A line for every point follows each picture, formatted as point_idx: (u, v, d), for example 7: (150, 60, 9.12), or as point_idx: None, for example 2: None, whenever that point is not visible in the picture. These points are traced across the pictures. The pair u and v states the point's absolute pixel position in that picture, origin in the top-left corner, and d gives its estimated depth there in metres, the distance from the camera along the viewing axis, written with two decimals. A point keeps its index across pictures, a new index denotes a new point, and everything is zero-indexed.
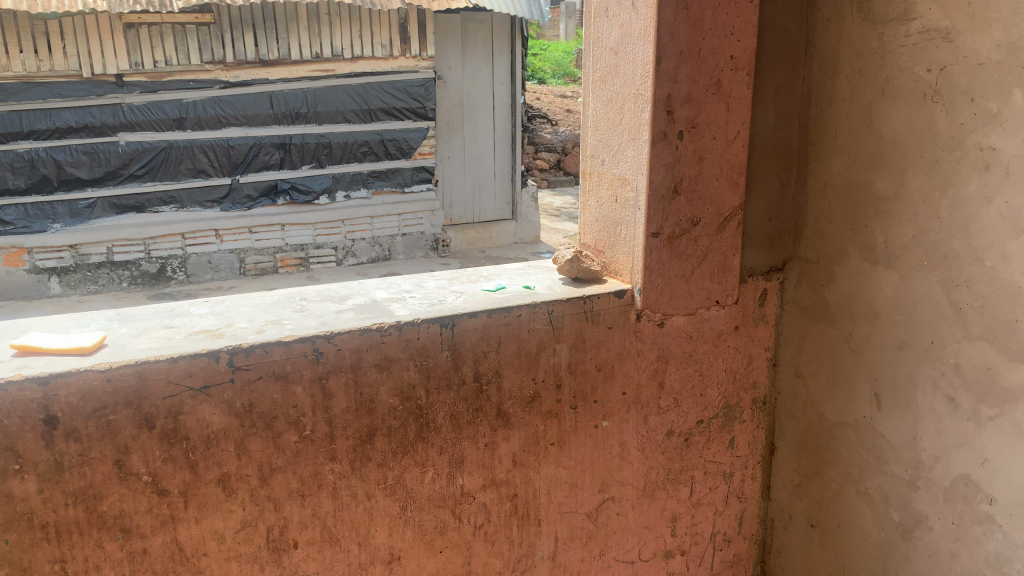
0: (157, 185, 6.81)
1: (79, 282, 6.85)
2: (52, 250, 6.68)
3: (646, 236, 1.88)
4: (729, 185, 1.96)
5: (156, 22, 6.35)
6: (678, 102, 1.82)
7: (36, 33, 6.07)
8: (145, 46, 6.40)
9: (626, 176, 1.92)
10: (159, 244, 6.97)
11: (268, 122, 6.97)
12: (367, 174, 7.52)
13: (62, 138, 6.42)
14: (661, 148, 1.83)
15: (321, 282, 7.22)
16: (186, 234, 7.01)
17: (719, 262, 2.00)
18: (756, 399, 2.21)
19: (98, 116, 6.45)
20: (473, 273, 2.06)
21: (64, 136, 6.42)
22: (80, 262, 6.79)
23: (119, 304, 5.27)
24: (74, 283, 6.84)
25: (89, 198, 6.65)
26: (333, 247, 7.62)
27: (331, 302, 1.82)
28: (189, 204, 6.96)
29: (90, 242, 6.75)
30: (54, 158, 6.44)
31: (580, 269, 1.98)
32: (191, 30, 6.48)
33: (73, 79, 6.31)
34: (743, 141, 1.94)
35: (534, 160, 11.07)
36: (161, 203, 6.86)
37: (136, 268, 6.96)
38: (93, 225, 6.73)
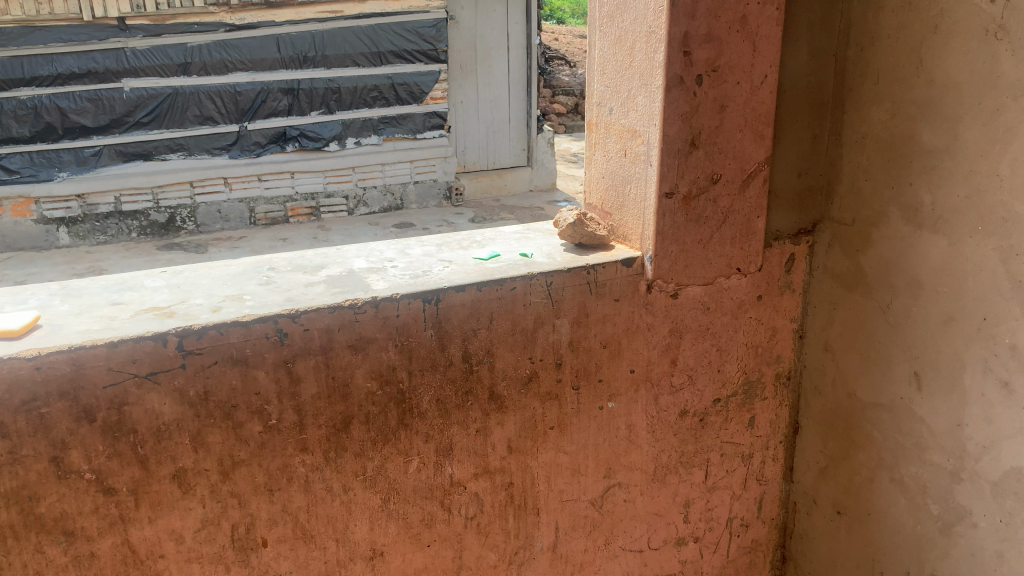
0: (164, 133, 6.59)
1: (89, 232, 6.70)
2: (60, 200, 6.52)
3: (659, 196, 1.66)
4: (754, 138, 1.72)
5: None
6: (696, 41, 1.58)
7: None
8: None
9: (636, 127, 1.68)
10: (167, 193, 6.79)
11: (276, 67, 6.70)
12: (377, 120, 7.24)
13: (66, 84, 6.20)
14: (677, 95, 1.60)
15: (331, 231, 7.02)
16: (194, 183, 6.82)
17: (742, 225, 1.77)
18: (779, 374, 2.00)
19: (101, 62, 6.21)
20: (465, 238, 1.85)
21: (67, 82, 6.20)
22: (88, 212, 6.63)
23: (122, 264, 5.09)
24: (84, 233, 6.70)
25: (95, 146, 6.44)
26: (343, 196, 7.42)
27: (301, 273, 1.63)
28: (196, 153, 6.74)
29: (98, 192, 6.58)
30: (58, 106, 6.23)
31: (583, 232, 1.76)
32: None
33: (74, 23, 6.07)
34: (771, 87, 1.70)
35: (551, 104, 10.71)
36: (169, 150, 6.65)
37: (145, 218, 6.81)
38: (100, 174, 6.52)
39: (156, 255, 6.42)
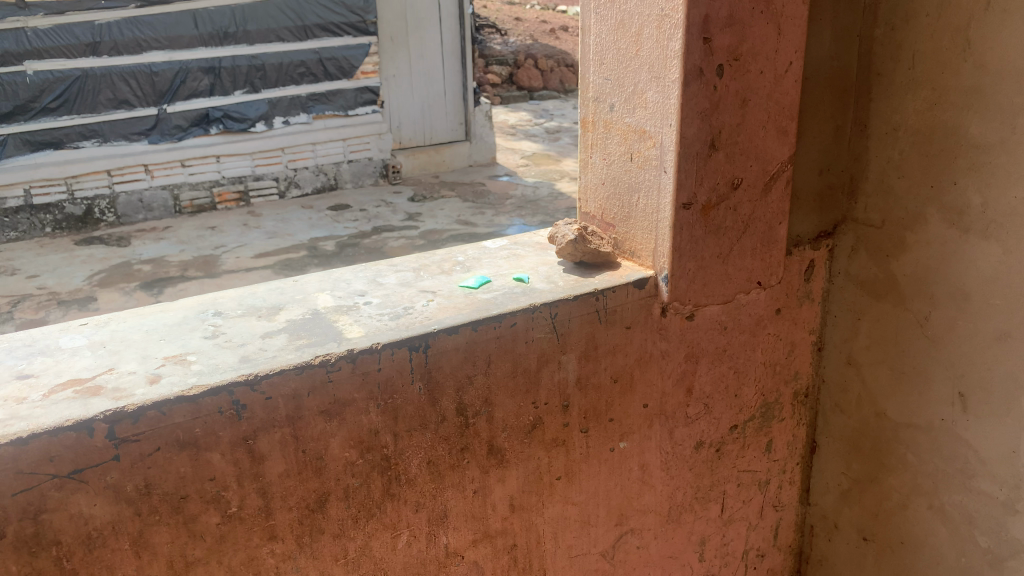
0: (75, 118, 6.04)
1: None
2: None
3: (676, 208, 1.42)
4: (777, 134, 1.50)
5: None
6: (717, 25, 1.34)
7: None
8: None
9: (645, 127, 1.44)
10: (82, 183, 6.22)
11: (193, 44, 6.22)
12: (304, 98, 6.82)
13: None
14: (695, 90, 1.36)
15: (262, 217, 6.56)
16: (112, 171, 6.27)
17: (763, 234, 1.55)
18: (798, 393, 1.80)
19: None
20: (444, 259, 1.60)
21: None
22: None
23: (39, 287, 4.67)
24: None
25: None
26: (274, 178, 6.92)
27: (255, 319, 1.34)
28: (112, 140, 6.22)
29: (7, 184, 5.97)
30: None
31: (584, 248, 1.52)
32: None
33: None
34: (796, 76, 1.47)
35: (485, 74, 9.80)
36: (81, 137, 6.09)
37: (59, 211, 6.21)
38: (6, 166, 5.92)
39: (75, 251, 5.90)
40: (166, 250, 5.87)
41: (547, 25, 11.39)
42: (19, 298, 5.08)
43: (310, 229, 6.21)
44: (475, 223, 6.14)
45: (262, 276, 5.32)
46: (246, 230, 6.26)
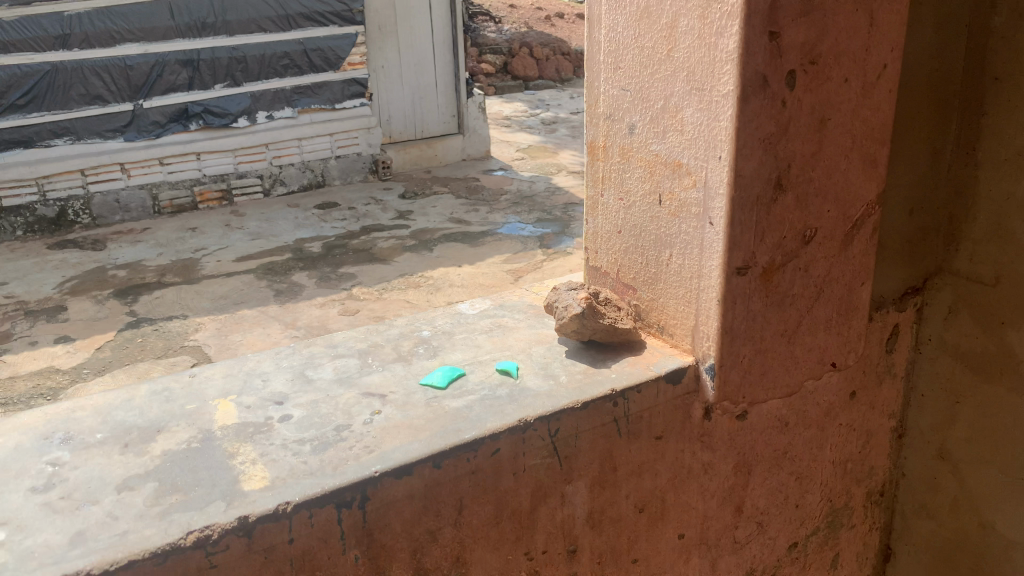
0: (43, 116, 4.64)
1: None
2: None
3: (727, 274, 1.00)
4: (864, 166, 1.07)
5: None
6: (788, 12, 0.92)
7: None
8: None
9: (681, 160, 1.02)
10: (55, 183, 4.79)
11: (170, 35, 4.85)
12: (290, 91, 5.35)
13: None
14: (757, 107, 0.94)
15: (246, 219, 5.05)
16: (86, 169, 4.84)
17: (841, 299, 1.13)
18: (871, 492, 1.38)
19: None
20: (403, 335, 1.18)
21: None
22: None
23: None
24: None
25: None
26: (258, 176, 5.39)
27: (117, 456, 0.91)
28: (88, 139, 4.81)
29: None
30: None
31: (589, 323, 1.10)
32: None
33: None
34: (892, 84, 1.05)
35: (476, 63, 8.63)
36: (53, 136, 4.70)
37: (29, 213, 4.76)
38: None
39: (48, 255, 4.56)
40: (140, 254, 4.55)
41: (541, 13, 10.53)
42: None
43: (295, 229, 4.89)
44: (469, 221, 5.00)
45: (245, 283, 4.13)
46: (228, 231, 4.87)
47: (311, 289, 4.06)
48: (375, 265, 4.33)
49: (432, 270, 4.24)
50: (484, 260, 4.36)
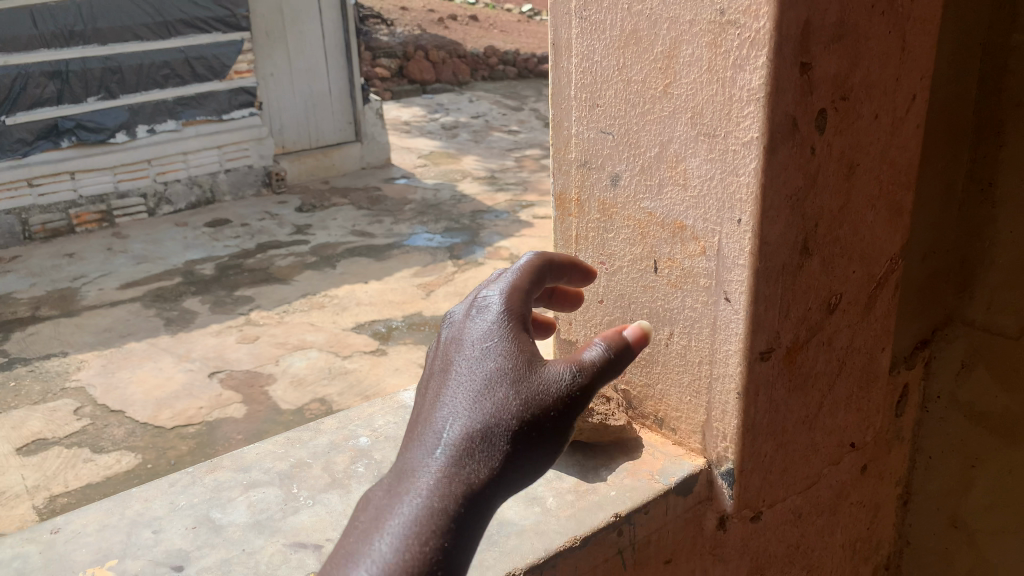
0: None
1: None
2: None
3: (750, 361, 0.80)
4: (889, 216, 0.90)
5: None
6: (821, 38, 0.73)
7: None
8: None
9: (684, 221, 0.82)
10: None
11: (33, 46, 4.22)
12: (173, 103, 4.81)
13: None
14: (786, 156, 0.74)
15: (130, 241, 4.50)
16: None
17: (862, 370, 0.96)
18: (877, 568, 1.23)
19: None
20: (338, 442, 0.94)
21: None
22: None
23: None
24: None
25: None
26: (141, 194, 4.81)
27: None
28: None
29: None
30: None
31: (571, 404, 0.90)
32: None
33: None
34: (919, 117, 0.88)
35: (370, 68, 8.15)
36: None
37: None
38: None
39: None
40: (10, 286, 3.92)
41: (434, 15, 9.97)
42: None
43: (186, 250, 4.34)
44: (372, 234, 4.56)
45: (131, 312, 3.59)
46: (111, 255, 4.29)
47: (205, 315, 3.56)
48: (274, 286, 3.86)
49: (337, 288, 3.81)
50: (392, 274, 3.97)
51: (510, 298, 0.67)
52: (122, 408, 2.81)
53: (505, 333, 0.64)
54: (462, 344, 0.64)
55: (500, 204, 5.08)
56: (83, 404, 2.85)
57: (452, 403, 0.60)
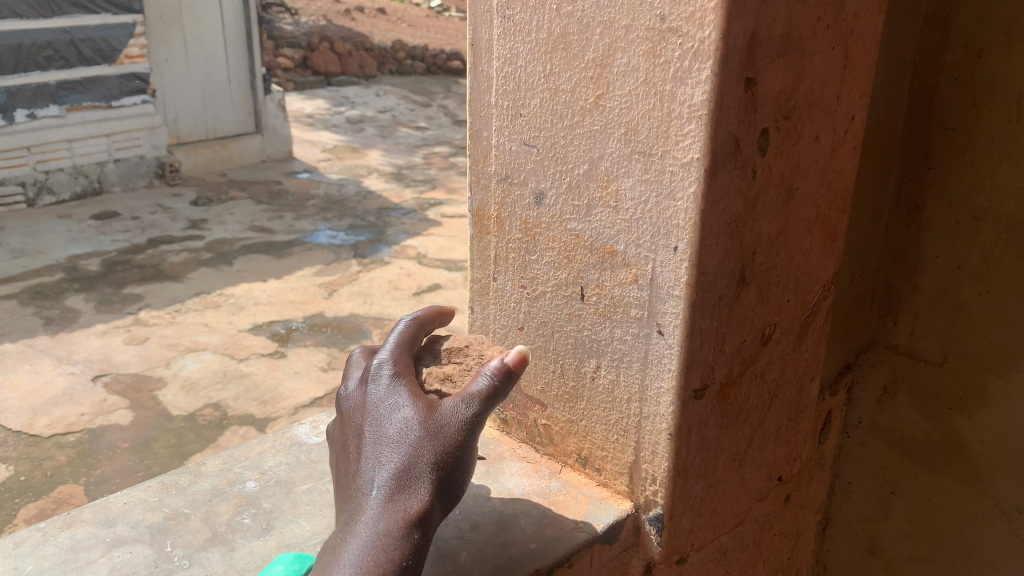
0: None
1: None
2: None
3: (682, 400, 0.74)
4: (824, 241, 0.85)
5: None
6: (766, 50, 0.67)
7: None
8: None
9: (615, 245, 0.75)
10: None
11: None
12: (55, 86, 4.43)
13: None
14: (727, 179, 0.68)
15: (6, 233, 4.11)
16: None
17: (792, 401, 0.91)
18: None
19: None
20: (226, 488, 0.83)
21: None
22: None
23: None
24: None
25: None
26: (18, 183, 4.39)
27: None
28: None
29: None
30: None
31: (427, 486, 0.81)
32: None
33: None
34: (856, 137, 0.84)
35: (273, 57, 7.84)
36: None
37: None
38: None
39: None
40: None
41: (340, 5, 9.64)
42: None
43: (69, 244, 4.02)
44: (272, 230, 4.36)
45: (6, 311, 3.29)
46: None
47: (89, 314, 3.30)
48: (165, 284, 3.61)
49: (234, 287, 3.60)
50: (293, 273, 3.79)
51: (401, 358, 0.73)
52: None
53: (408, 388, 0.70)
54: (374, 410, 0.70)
55: (407, 201, 4.96)
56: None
57: (371, 471, 0.67)
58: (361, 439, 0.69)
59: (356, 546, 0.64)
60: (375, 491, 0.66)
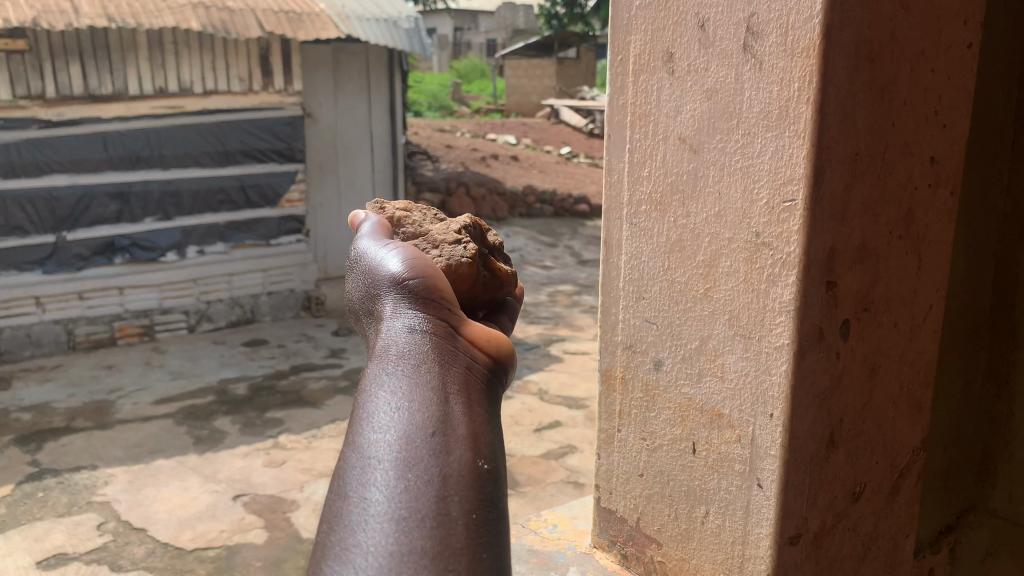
0: None
1: None
2: None
3: (779, 545, 0.86)
4: (909, 411, 0.98)
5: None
6: (844, 260, 0.83)
7: None
8: None
9: (722, 409, 0.90)
10: None
11: (103, 168, 4.13)
12: (224, 226, 4.55)
13: None
14: (813, 360, 0.83)
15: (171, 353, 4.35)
16: None
17: (886, 554, 1.01)
18: None
19: None
20: None
21: None
22: None
23: None
24: None
25: None
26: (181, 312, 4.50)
27: None
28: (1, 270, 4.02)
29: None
30: None
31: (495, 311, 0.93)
32: None
33: None
34: (935, 322, 0.97)
35: (413, 200, 8.49)
36: None
37: None
38: None
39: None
40: (46, 395, 3.75)
41: (477, 153, 10.38)
42: None
43: (222, 367, 4.16)
44: None
45: (163, 429, 3.49)
46: (149, 369, 4.10)
47: (235, 436, 3.47)
48: (303, 409, 3.76)
49: None
50: None
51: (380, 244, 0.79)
52: (145, 527, 2.76)
53: (409, 253, 0.76)
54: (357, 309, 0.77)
55: (532, 338, 5.19)
56: (107, 519, 2.80)
57: (385, 307, 0.70)
58: (373, 300, 0.73)
59: (384, 362, 0.64)
60: (395, 318, 0.68)
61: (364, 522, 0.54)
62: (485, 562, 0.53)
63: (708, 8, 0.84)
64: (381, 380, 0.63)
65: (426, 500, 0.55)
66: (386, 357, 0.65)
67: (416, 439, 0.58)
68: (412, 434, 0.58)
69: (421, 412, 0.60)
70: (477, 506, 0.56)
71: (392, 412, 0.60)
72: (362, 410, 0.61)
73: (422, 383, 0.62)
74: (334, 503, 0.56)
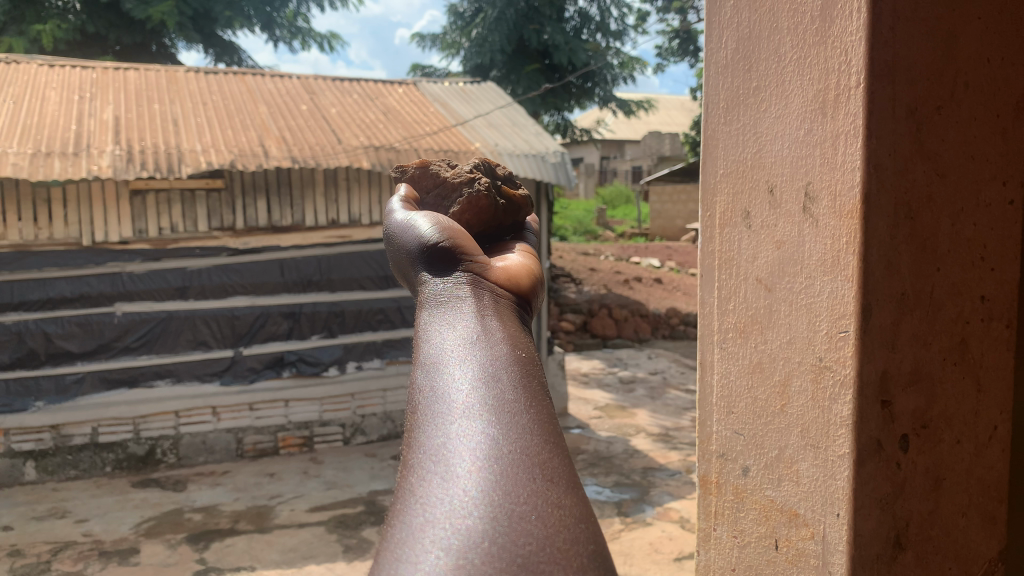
0: (156, 359, 4.45)
1: (59, 465, 4.34)
2: (31, 431, 4.26)
3: None
4: (981, 522, 1.08)
5: (165, 187, 4.36)
6: (898, 383, 0.98)
7: (37, 201, 4.12)
8: (153, 211, 4.37)
9: (798, 509, 1.05)
10: (149, 422, 4.49)
11: (278, 291, 4.66)
12: (381, 343, 4.94)
13: (56, 309, 4.24)
14: (873, 469, 0.97)
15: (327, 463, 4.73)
16: (181, 411, 4.52)
17: None
18: None
19: (96, 285, 4.30)
20: None
21: (57, 307, 4.24)
22: (59, 446, 4.32)
23: (57, 562, 3.44)
24: (54, 467, 4.33)
25: (77, 372, 4.31)
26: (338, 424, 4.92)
27: None
28: (186, 380, 4.52)
29: (73, 420, 4.31)
30: (43, 330, 4.21)
31: (521, 222, 1.25)
32: (199, 197, 4.45)
33: (73, 248, 4.25)
34: (1003, 442, 1.09)
35: (557, 321, 8.80)
36: (157, 377, 4.46)
37: (123, 450, 4.45)
38: (79, 405, 4.32)
39: (129, 494, 4.19)
40: (216, 498, 4.17)
41: (621, 276, 10.64)
42: (55, 548, 3.59)
43: (373, 479, 4.46)
44: None
45: (315, 535, 3.77)
46: (306, 477, 4.48)
47: None
48: None
49: None
50: None
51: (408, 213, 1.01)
52: None
53: (428, 217, 0.98)
54: (397, 261, 0.98)
55: (673, 462, 5.21)
56: None
57: (426, 268, 0.91)
58: (410, 259, 0.94)
59: (440, 305, 0.85)
60: (438, 276, 0.89)
61: (442, 400, 0.74)
62: (540, 409, 0.74)
63: (775, 178, 1.07)
64: (437, 319, 0.84)
65: (489, 368, 0.76)
66: (435, 302, 0.86)
67: (470, 342, 0.79)
68: (467, 341, 0.79)
69: (468, 327, 0.81)
70: (523, 374, 0.77)
71: (451, 333, 0.81)
72: (429, 339, 0.82)
73: (467, 312, 0.83)
74: (418, 396, 0.76)
